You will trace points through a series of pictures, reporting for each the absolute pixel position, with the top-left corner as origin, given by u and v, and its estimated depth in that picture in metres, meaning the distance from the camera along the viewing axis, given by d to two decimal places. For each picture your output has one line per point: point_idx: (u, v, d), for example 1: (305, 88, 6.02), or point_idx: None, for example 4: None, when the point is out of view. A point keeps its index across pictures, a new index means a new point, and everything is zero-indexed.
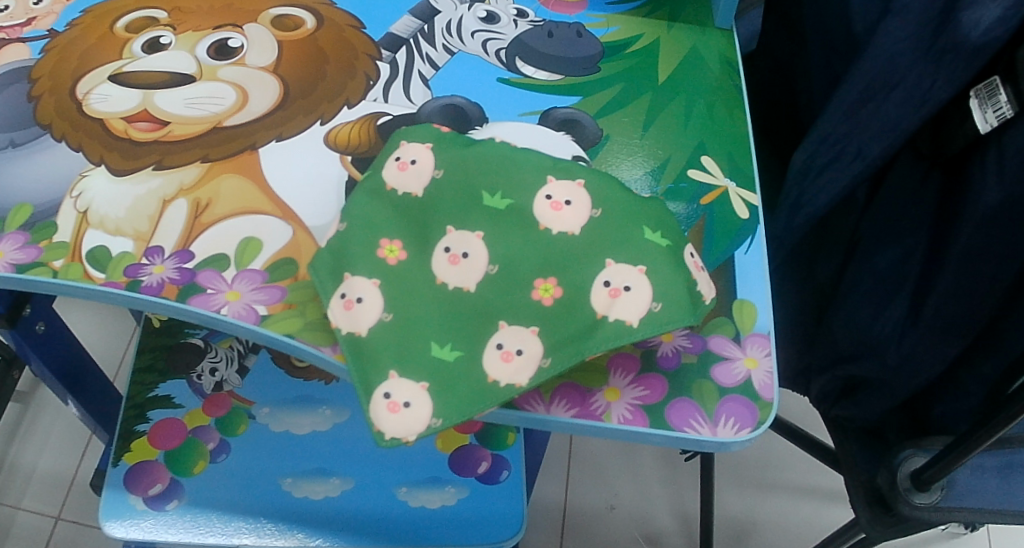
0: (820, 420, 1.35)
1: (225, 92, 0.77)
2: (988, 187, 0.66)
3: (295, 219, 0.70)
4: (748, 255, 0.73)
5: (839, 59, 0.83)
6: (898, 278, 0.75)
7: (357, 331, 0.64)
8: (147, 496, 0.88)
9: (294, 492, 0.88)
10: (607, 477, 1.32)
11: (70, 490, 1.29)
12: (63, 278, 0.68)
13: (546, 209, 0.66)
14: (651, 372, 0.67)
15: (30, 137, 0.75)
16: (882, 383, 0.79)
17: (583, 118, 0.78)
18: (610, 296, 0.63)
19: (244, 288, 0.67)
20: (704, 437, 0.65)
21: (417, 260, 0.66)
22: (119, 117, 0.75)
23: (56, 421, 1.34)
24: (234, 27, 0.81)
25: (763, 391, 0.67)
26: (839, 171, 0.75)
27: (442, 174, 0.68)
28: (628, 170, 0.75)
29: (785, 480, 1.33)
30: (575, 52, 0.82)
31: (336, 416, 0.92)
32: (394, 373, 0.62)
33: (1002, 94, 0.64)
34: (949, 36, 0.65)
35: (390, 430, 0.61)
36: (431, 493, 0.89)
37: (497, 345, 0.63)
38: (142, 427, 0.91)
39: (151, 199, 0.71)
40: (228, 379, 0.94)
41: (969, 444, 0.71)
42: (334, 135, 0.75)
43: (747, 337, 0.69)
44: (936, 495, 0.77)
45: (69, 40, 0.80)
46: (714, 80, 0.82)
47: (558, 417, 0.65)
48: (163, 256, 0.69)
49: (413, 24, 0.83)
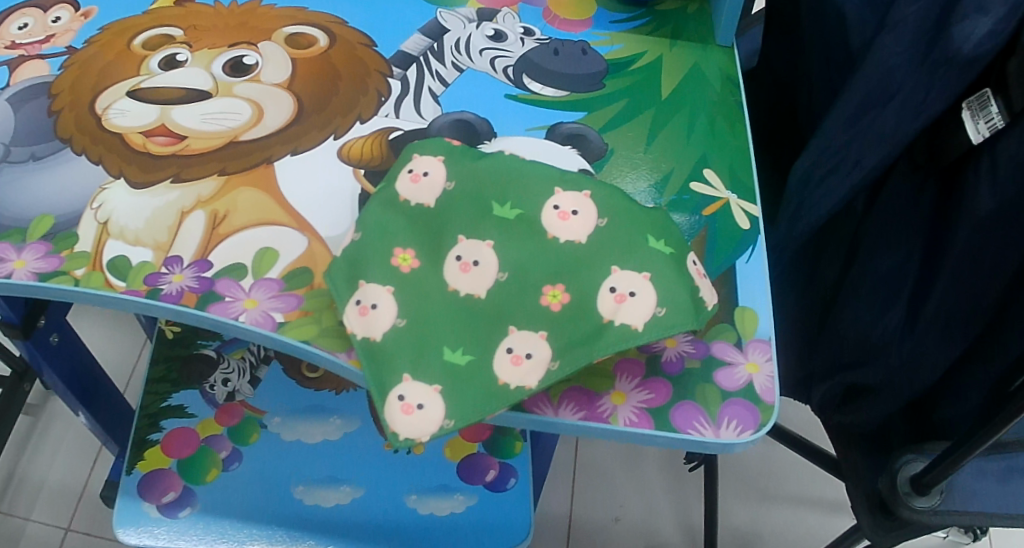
0: (821, 430, 1.37)
1: (241, 108, 0.79)
2: (982, 195, 0.68)
3: (311, 229, 0.73)
4: (750, 264, 0.75)
5: (837, 74, 0.86)
6: (895, 285, 0.77)
7: (371, 337, 0.66)
8: (161, 504, 0.89)
9: (306, 499, 0.90)
10: (611, 488, 1.34)
11: (79, 502, 1.31)
12: (85, 286, 0.70)
13: (553, 219, 0.68)
14: (655, 377, 0.69)
15: (52, 151, 0.77)
16: (881, 389, 0.81)
17: (589, 132, 0.80)
18: (617, 302, 0.65)
19: (261, 296, 0.69)
20: (707, 439, 0.67)
21: (430, 269, 0.68)
22: (138, 132, 0.78)
23: (66, 434, 1.36)
24: (249, 45, 0.84)
25: (764, 395, 0.68)
26: (837, 182, 0.77)
27: (453, 186, 0.70)
28: (632, 183, 0.78)
29: (788, 491, 1.34)
30: (580, 69, 0.85)
31: (346, 425, 0.94)
32: (408, 376, 0.64)
33: (993, 105, 0.67)
34: (943, 50, 0.68)
35: (404, 431, 0.62)
36: (440, 501, 0.91)
37: (508, 349, 0.65)
38: (156, 436, 0.93)
39: (170, 211, 0.73)
40: (240, 389, 0.96)
41: (967, 448, 0.73)
42: (347, 149, 0.77)
43: (748, 343, 0.71)
44: (936, 499, 0.79)
45: (88, 56, 0.82)
46: (716, 95, 0.85)
47: (566, 419, 0.67)
48: (182, 265, 0.71)
49: (423, 42, 0.86)
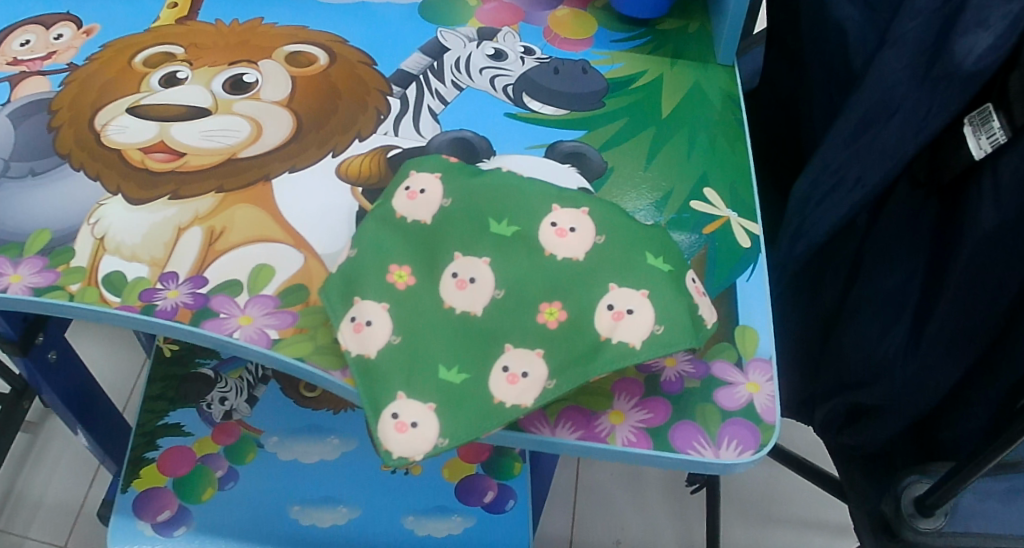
0: (824, 453, 1.35)
1: (240, 125, 0.79)
2: (984, 212, 0.68)
3: (307, 246, 0.72)
4: (750, 283, 0.74)
5: (838, 92, 0.85)
6: (896, 305, 0.76)
7: (366, 353, 0.65)
8: (156, 522, 0.88)
9: (302, 519, 0.89)
10: (613, 512, 1.32)
11: (78, 519, 1.30)
12: (80, 301, 0.69)
13: (551, 235, 0.67)
14: (654, 396, 0.68)
15: (50, 166, 0.77)
16: (884, 410, 0.80)
17: (590, 151, 0.80)
18: (614, 319, 0.64)
19: (256, 313, 0.69)
20: (708, 460, 0.66)
21: (426, 286, 0.67)
22: (136, 148, 0.78)
23: (64, 452, 1.36)
24: (249, 63, 0.84)
25: (765, 415, 0.68)
26: (839, 200, 0.77)
27: (450, 202, 0.69)
28: (632, 201, 0.77)
29: (791, 514, 1.33)
30: (580, 88, 0.85)
31: (343, 445, 0.93)
32: (402, 394, 0.63)
33: (995, 121, 0.67)
34: (944, 65, 0.67)
35: (397, 449, 0.62)
36: (437, 522, 0.90)
37: (503, 367, 0.64)
38: (152, 454, 0.92)
39: (167, 227, 0.73)
40: (237, 408, 0.95)
41: (971, 468, 0.72)
42: (345, 167, 0.77)
43: (749, 363, 0.70)
44: (940, 521, 0.77)
45: (88, 73, 0.83)
46: (717, 113, 0.84)
47: (564, 439, 0.66)
48: (177, 281, 0.70)
49: (423, 61, 0.86)
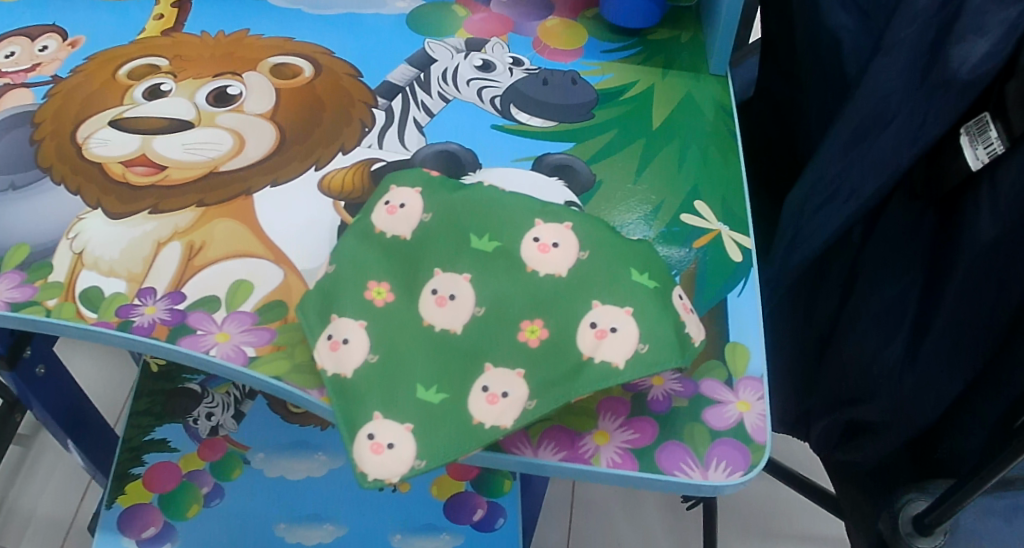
0: (821, 468, 1.34)
1: (223, 138, 0.78)
2: (983, 224, 0.67)
3: (288, 262, 0.71)
4: (741, 298, 0.72)
5: (831, 103, 0.84)
6: (895, 319, 0.74)
7: (342, 373, 0.64)
8: (140, 539, 0.86)
9: (288, 537, 0.87)
10: (608, 528, 1.30)
11: (69, 531, 1.28)
12: (57, 317, 0.68)
13: (534, 250, 0.66)
14: (641, 416, 0.67)
15: (31, 180, 0.75)
16: (883, 425, 0.78)
17: (577, 163, 0.78)
18: (597, 338, 0.62)
19: (233, 330, 0.67)
20: (696, 481, 0.64)
21: (406, 304, 0.66)
22: (118, 161, 0.76)
23: (57, 465, 1.34)
24: (234, 75, 0.83)
25: (755, 434, 0.66)
26: (832, 212, 0.75)
27: (430, 217, 0.68)
28: (621, 214, 0.76)
29: (789, 529, 1.31)
30: (569, 100, 0.83)
31: (331, 461, 0.91)
32: (379, 414, 0.62)
33: (992, 130, 0.65)
34: (939, 73, 0.66)
35: (373, 471, 0.60)
36: (425, 540, 0.88)
37: (483, 387, 0.63)
38: (137, 470, 0.91)
39: (146, 241, 0.72)
40: (223, 423, 0.94)
41: (970, 487, 0.70)
42: (328, 180, 0.76)
43: (738, 381, 0.68)
44: (939, 539, 0.75)
45: (73, 85, 0.82)
46: (708, 124, 0.83)
47: (547, 460, 0.65)
48: (155, 296, 0.69)
49: (410, 73, 0.85)
